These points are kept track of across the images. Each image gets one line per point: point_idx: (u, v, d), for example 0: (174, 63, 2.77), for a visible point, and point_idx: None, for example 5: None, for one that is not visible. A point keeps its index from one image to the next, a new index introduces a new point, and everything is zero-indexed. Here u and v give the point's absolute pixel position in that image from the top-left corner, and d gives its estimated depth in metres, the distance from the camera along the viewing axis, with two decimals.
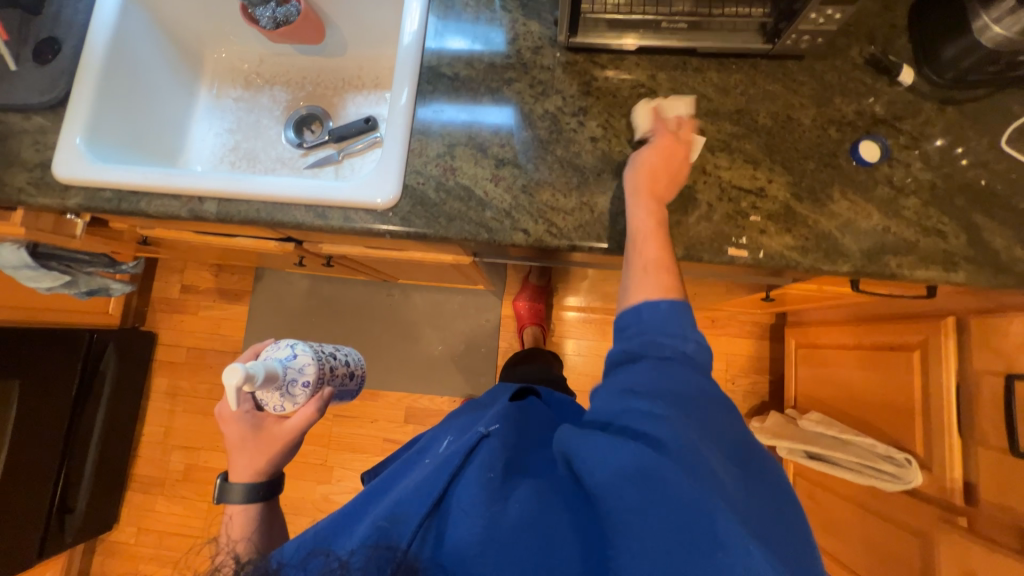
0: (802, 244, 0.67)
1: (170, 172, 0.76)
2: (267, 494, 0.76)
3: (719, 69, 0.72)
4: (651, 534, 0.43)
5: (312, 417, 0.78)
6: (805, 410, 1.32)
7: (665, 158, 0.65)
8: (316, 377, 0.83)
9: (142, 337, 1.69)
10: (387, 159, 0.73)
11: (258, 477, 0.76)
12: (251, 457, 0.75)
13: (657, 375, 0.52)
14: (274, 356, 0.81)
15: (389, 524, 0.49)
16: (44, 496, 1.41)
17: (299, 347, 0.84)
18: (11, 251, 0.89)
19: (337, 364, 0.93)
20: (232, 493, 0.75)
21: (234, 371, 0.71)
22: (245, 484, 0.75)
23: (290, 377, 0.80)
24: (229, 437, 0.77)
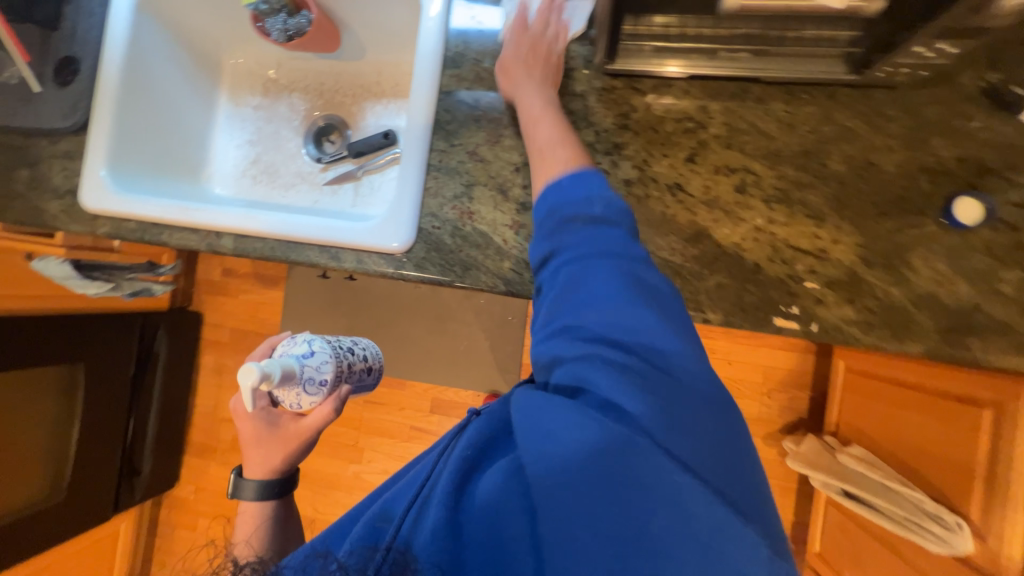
0: (867, 318, 0.58)
1: (188, 206, 0.74)
2: (280, 493, 0.70)
3: (787, 100, 0.60)
4: (584, 481, 0.43)
5: (329, 417, 0.70)
6: (846, 439, 1.24)
7: (530, 45, 0.63)
8: (334, 374, 0.73)
9: (189, 318, 1.79)
10: (403, 200, 0.68)
11: (272, 476, 0.70)
12: (266, 454, 0.69)
13: (585, 280, 0.50)
14: (289, 351, 0.71)
15: (374, 527, 0.48)
16: (114, 460, 1.57)
17: (316, 342, 0.74)
18: (56, 265, 0.95)
19: (356, 360, 0.82)
20: (244, 492, 0.69)
21: (248, 372, 0.62)
22: (258, 484, 0.69)
23: (307, 375, 0.70)
24: (243, 433, 0.71)
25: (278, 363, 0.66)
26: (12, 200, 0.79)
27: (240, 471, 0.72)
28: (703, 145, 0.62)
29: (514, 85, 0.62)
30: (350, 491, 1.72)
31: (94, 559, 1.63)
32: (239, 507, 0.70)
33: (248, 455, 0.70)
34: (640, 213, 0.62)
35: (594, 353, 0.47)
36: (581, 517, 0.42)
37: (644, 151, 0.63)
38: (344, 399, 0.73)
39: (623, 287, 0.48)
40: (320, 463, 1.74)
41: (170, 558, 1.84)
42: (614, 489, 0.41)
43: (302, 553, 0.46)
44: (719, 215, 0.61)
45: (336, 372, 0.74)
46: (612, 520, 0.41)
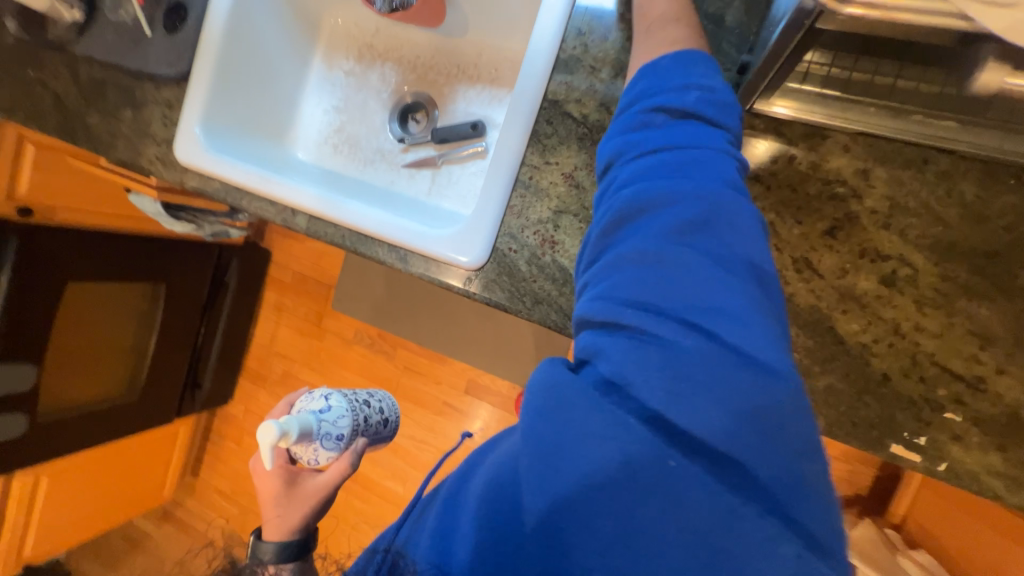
0: (1015, 473, 0.47)
1: (270, 178, 0.74)
2: (302, 556, 0.61)
3: (981, 182, 0.47)
4: (575, 467, 0.35)
5: (345, 473, 0.67)
6: (911, 539, 1.10)
7: None
8: (351, 429, 0.73)
9: (259, 254, 1.88)
10: (483, 214, 0.62)
11: (290, 537, 0.62)
12: (281, 514, 0.63)
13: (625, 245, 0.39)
14: (307, 406, 0.71)
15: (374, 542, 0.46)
16: (181, 372, 1.73)
17: (333, 395, 0.74)
18: (149, 203, 1.00)
19: (372, 412, 0.81)
20: (261, 556, 0.59)
21: (268, 429, 0.62)
22: (275, 545, 0.60)
23: (324, 430, 0.69)
24: (261, 493, 0.67)
25: (297, 420, 0.66)
26: (116, 140, 0.82)
27: (257, 534, 0.63)
28: (852, 219, 0.50)
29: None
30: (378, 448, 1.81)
31: (156, 452, 1.83)
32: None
33: (265, 516, 0.65)
34: None
35: (614, 324, 0.38)
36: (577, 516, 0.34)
37: (774, 212, 0.52)
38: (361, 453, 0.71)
39: (653, 235, 0.38)
40: None
41: (216, 464, 2.05)
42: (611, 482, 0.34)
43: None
44: (850, 308, 0.50)
45: (352, 427, 0.74)
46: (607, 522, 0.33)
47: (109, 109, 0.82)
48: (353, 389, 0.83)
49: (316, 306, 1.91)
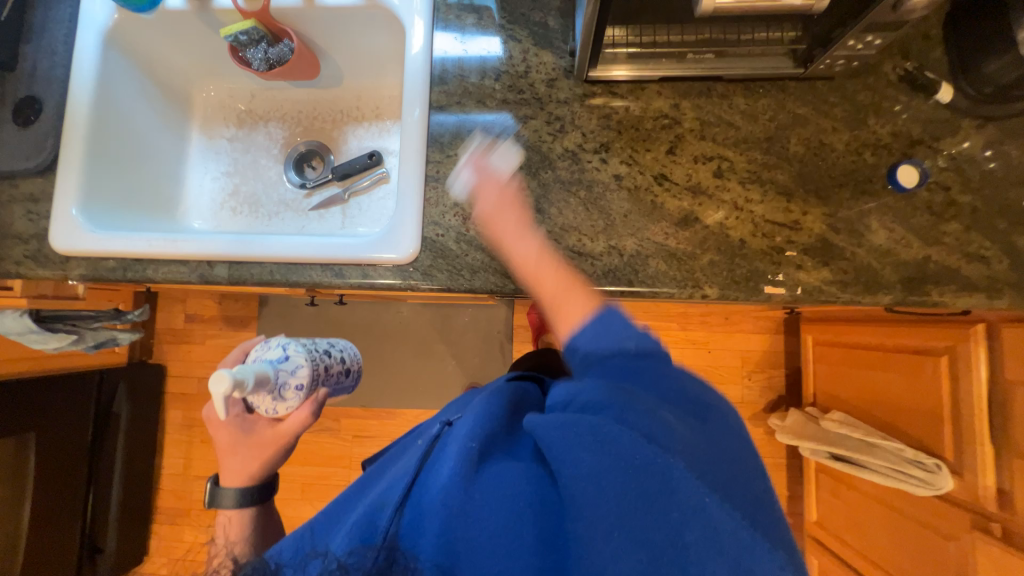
0: (841, 277, 0.65)
1: (176, 238, 0.72)
2: (259, 499, 0.75)
3: (746, 94, 0.68)
4: (611, 480, 0.42)
5: (306, 422, 0.75)
6: (826, 408, 1.33)
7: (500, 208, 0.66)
8: (310, 378, 0.77)
9: (151, 370, 1.66)
10: (405, 210, 0.69)
11: (249, 484, 0.74)
12: (243, 462, 0.74)
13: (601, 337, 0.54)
14: (264, 356, 0.75)
15: (374, 513, 0.46)
16: (72, 540, 1.40)
17: (291, 346, 0.78)
18: (13, 318, 0.87)
19: (332, 363, 0.87)
20: (223, 500, 0.73)
21: (220, 379, 0.64)
22: (235, 491, 0.73)
23: (282, 380, 0.74)
24: (218, 440, 0.75)
25: (252, 369, 0.69)
26: None
27: (215, 480, 0.75)
28: (680, 138, 0.68)
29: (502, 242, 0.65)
30: None
31: None
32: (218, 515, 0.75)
33: (227, 460, 0.74)
34: (632, 203, 0.68)
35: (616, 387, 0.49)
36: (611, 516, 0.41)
37: (628, 149, 0.69)
38: (319, 401, 0.78)
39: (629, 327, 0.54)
40: (311, 508, 1.65)
41: None
42: (644, 483, 0.42)
43: (303, 555, 0.46)
44: (704, 201, 0.67)
45: (312, 375, 0.78)
46: (648, 529, 0.40)
47: None
48: (312, 342, 0.88)
49: None
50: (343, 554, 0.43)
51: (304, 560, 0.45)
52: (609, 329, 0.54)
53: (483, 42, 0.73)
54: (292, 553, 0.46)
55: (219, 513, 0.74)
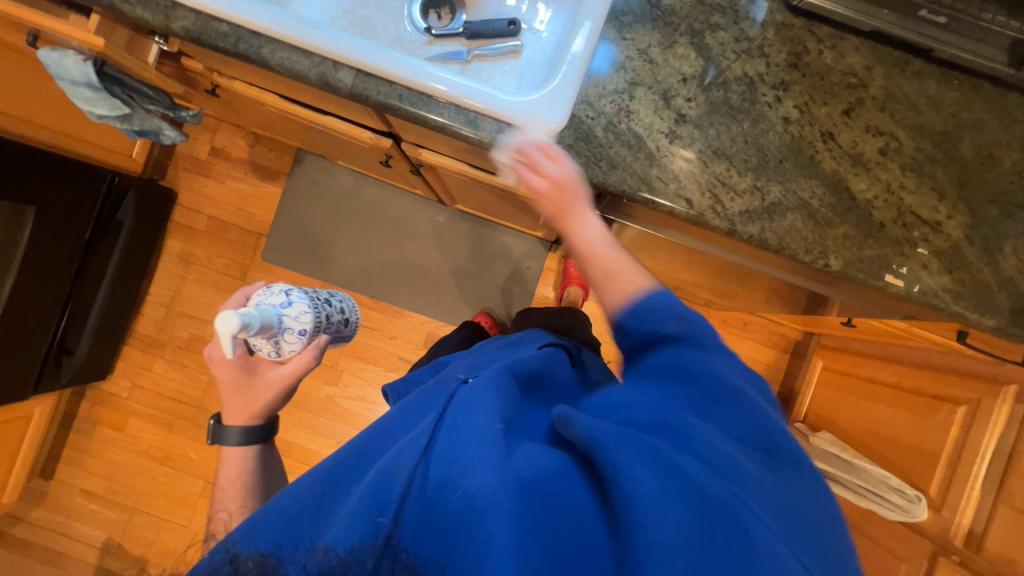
0: (959, 288, 0.65)
1: (304, 22, 0.64)
2: (262, 437, 0.69)
3: (939, 80, 0.66)
4: (681, 506, 0.39)
5: (308, 365, 0.70)
6: (815, 427, 1.40)
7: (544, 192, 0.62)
8: (313, 325, 0.76)
9: (162, 191, 1.55)
10: (564, 77, 0.64)
11: (253, 422, 0.68)
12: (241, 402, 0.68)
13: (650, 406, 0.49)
14: (265, 301, 0.73)
15: (387, 475, 0.40)
16: (46, 332, 1.31)
17: (294, 293, 0.76)
18: (75, 62, 0.77)
19: (332, 312, 0.87)
20: (226, 440, 0.67)
21: (227, 319, 0.63)
22: (239, 429, 0.67)
23: (284, 326, 0.72)
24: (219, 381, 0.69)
25: (258, 315, 0.67)
26: None
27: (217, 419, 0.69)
28: (860, 103, 0.65)
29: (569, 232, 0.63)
30: (319, 414, 1.61)
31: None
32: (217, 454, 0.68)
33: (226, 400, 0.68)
34: (790, 151, 0.65)
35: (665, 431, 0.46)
36: (651, 525, 0.37)
37: (807, 95, 0.65)
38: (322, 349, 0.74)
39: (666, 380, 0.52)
40: None
41: (86, 459, 1.61)
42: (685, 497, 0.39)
43: (305, 548, 0.39)
44: (860, 172, 0.65)
45: (315, 324, 0.77)
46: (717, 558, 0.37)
47: None
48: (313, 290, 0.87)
49: (239, 256, 1.64)
50: (346, 550, 0.37)
51: (306, 554, 0.39)
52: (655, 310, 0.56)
53: None
54: (292, 545, 0.39)
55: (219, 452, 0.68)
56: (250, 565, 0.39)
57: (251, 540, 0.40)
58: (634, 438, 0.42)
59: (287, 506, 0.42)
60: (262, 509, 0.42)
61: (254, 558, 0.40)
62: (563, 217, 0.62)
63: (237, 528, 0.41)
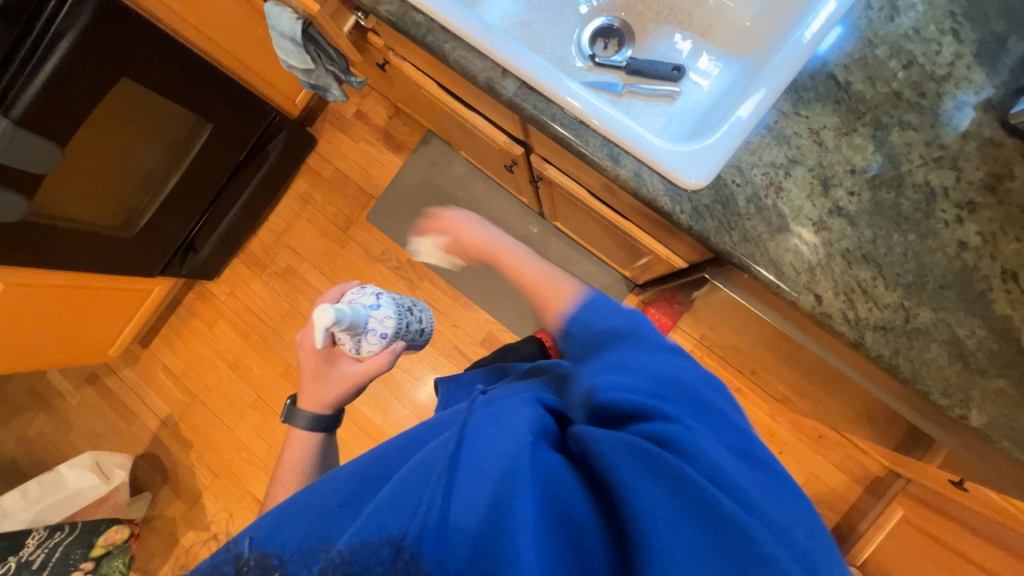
0: None
1: (489, 28, 0.69)
2: (329, 427, 0.74)
3: None
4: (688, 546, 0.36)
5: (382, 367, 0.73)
6: None
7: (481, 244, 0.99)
8: (394, 331, 0.81)
9: (306, 136, 1.75)
10: (721, 136, 0.61)
11: (324, 412, 0.74)
12: (318, 391, 0.73)
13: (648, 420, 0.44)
14: (358, 300, 0.79)
15: (402, 482, 0.40)
16: (184, 226, 1.53)
17: (383, 297, 0.82)
18: (289, 19, 0.91)
19: (414, 321, 0.89)
20: (296, 421, 0.73)
21: (325, 313, 0.70)
22: (309, 415, 0.73)
23: (370, 325, 0.78)
24: (303, 367, 0.75)
25: (348, 312, 0.73)
26: None
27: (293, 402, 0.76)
28: None
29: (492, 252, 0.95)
30: None
31: (119, 306, 1.62)
32: (288, 433, 0.75)
33: (305, 385, 0.74)
34: (956, 279, 0.58)
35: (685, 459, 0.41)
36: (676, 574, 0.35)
37: (997, 223, 0.57)
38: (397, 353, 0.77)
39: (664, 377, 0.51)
40: None
41: (176, 341, 1.85)
42: (714, 523, 0.37)
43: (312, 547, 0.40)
44: None
45: (396, 329, 0.81)
46: None
47: None
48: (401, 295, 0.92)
49: (348, 210, 1.79)
50: (346, 550, 0.38)
51: (307, 555, 0.40)
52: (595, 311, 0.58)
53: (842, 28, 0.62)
54: (295, 547, 0.41)
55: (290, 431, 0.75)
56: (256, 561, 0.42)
57: (255, 539, 0.43)
58: (672, 471, 0.38)
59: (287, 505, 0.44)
60: (281, 506, 0.44)
61: (257, 556, 0.42)
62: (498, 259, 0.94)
63: (243, 531, 0.44)
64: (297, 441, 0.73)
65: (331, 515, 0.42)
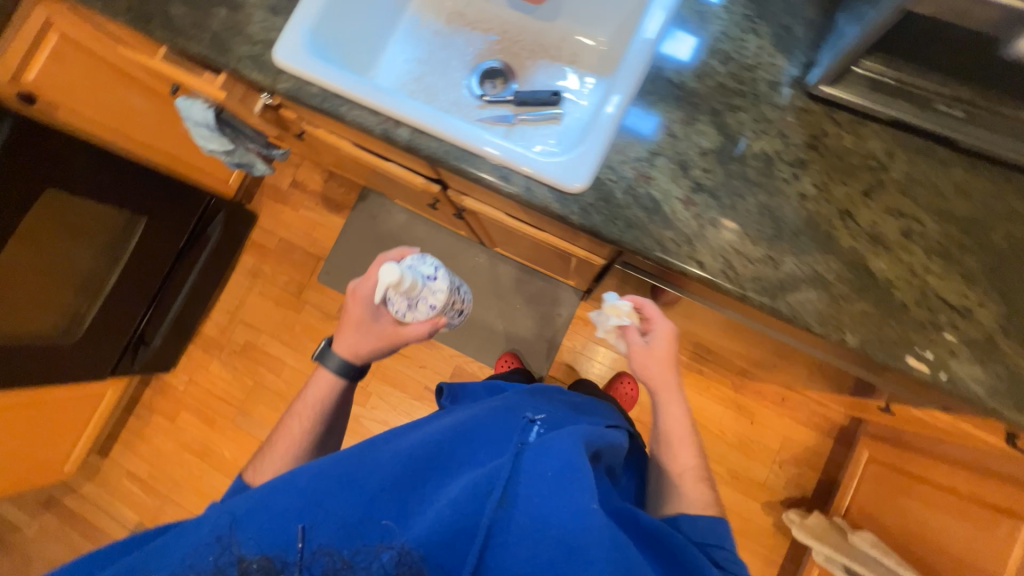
0: (993, 381, 0.61)
1: (378, 88, 0.78)
2: (351, 377, 0.83)
3: (968, 169, 0.66)
4: None
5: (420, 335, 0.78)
6: (857, 525, 1.26)
7: (657, 363, 0.92)
8: (442, 305, 0.80)
9: (246, 213, 1.79)
10: (590, 143, 0.71)
11: (354, 361, 0.82)
12: (355, 341, 0.81)
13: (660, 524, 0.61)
14: (417, 266, 0.79)
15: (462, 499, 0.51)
16: (131, 322, 1.51)
17: (441, 269, 0.81)
18: (201, 108, 0.97)
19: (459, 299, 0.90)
20: (330, 361, 0.82)
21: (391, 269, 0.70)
22: (341, 359, 0.81)
23: (422, 293, 0.78)
24: (351, 312, 0.82)
25: (411, 274, 0.75)
26: (200, 32, 0.84)
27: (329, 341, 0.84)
28: (881, 185, 0.67)
29: (664, 397, 0.89)
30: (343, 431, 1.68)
31: (71, 416, 1.56)
32: (317, 369, 0.84)
33: (346, 331, 0.82)
34: (806, 225, 0.67)
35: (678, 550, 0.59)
36: None
37: (825, 174, 0.68)
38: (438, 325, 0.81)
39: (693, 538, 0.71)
40: None
41: (138, 442, 1.78)
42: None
43: (332, 550, 0.49)
44: (880, 251, 0.66)
45: (445, 303, 0.81)
46: None
47: (202, 5, 0.84)
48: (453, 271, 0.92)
49: (299, 276, 1.82)
50: (351, 554, 0.49)
51: (313, 555, 0.49)
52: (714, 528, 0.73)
53: (665, 42, 0.74)
54: (312, 542, 0.49)
55: (319, 367, 0.84)
56: (256, 566, 0.48)
57: (256, 547, 0.50)
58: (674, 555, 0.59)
59: (304, 507, 0.51)
60: (311, 506, 0.51)
61: (258, 560, 0.49)
62: (661, 388, 0.90)
63: (243, 535, 0.51)
64: (323, 379, 0.83)
65: (358, 522, 0.51)
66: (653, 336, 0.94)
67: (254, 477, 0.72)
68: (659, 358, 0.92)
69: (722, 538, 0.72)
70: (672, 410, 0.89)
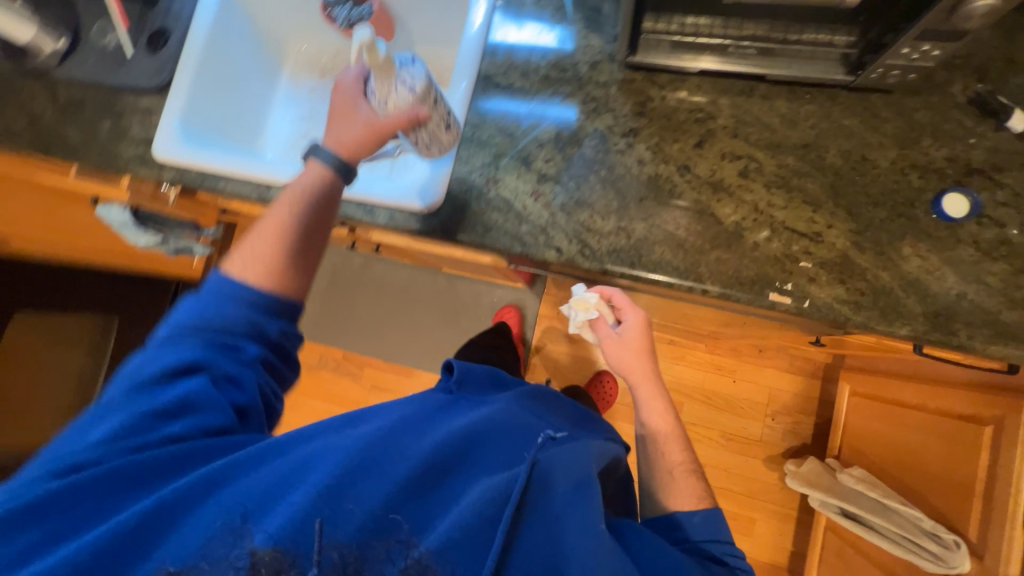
0: (857, 299, 0.61)
1: (247, 160, 0.85)
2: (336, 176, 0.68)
3: (790, 97, 0.67)
4: None
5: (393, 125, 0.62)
6: (849, 462, 1.23)
7: (627, 353, 0.92)
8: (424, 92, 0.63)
9: None
10: (436, 160, 0.74)
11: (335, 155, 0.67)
12: (335, 130, 0.67)
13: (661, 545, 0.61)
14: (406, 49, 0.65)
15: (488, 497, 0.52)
16: None
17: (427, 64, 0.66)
18: (117, 212, 1.08)
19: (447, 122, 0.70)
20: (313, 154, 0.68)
21: None
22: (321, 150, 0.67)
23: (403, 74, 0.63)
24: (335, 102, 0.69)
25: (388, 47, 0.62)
26: (91, 146, 0.92)
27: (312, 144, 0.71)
28: (711, 134, 0.68)
29: (639, 388, 0.90)
30: None
31: None
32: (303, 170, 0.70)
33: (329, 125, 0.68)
34: (649, 188, 0.69)
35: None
36: None
37: (656, 136, 0.70)
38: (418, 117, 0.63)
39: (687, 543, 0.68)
40: None
41: None
42: None
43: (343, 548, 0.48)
44: (723, 198, 0.67)
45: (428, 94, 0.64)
46: None
47: (88, 122, 0.93)
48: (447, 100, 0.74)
49: None
50: (358, 548, 0.48)
51: (319, 553, 0.48)
52: (712, 526, 0.70)
53: (487, 49, 0.78)
54: (327, 532, 0.49)
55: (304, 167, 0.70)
56: (268, 559, 0.47)
57: (266, 537, 0.48)
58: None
59: (322, 500, 0.50)
60: (327, 499, 0.50)
61: (268, 553, 0.48)
62: (638, 379, 0.90)
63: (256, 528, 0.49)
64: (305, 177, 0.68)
65: (371, 520, 0.50)
66: (622, 327, 0.94)
67: (231, 272, 0.66)
68: (632, 348, 0.92)
69: (717, 529, 0.69)
70: (650, 401, 0.88)
